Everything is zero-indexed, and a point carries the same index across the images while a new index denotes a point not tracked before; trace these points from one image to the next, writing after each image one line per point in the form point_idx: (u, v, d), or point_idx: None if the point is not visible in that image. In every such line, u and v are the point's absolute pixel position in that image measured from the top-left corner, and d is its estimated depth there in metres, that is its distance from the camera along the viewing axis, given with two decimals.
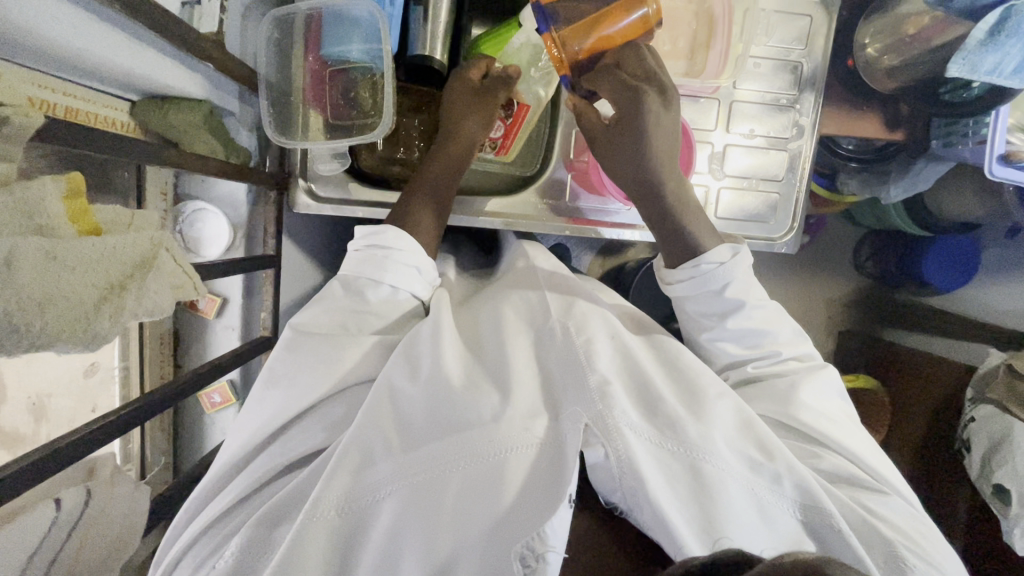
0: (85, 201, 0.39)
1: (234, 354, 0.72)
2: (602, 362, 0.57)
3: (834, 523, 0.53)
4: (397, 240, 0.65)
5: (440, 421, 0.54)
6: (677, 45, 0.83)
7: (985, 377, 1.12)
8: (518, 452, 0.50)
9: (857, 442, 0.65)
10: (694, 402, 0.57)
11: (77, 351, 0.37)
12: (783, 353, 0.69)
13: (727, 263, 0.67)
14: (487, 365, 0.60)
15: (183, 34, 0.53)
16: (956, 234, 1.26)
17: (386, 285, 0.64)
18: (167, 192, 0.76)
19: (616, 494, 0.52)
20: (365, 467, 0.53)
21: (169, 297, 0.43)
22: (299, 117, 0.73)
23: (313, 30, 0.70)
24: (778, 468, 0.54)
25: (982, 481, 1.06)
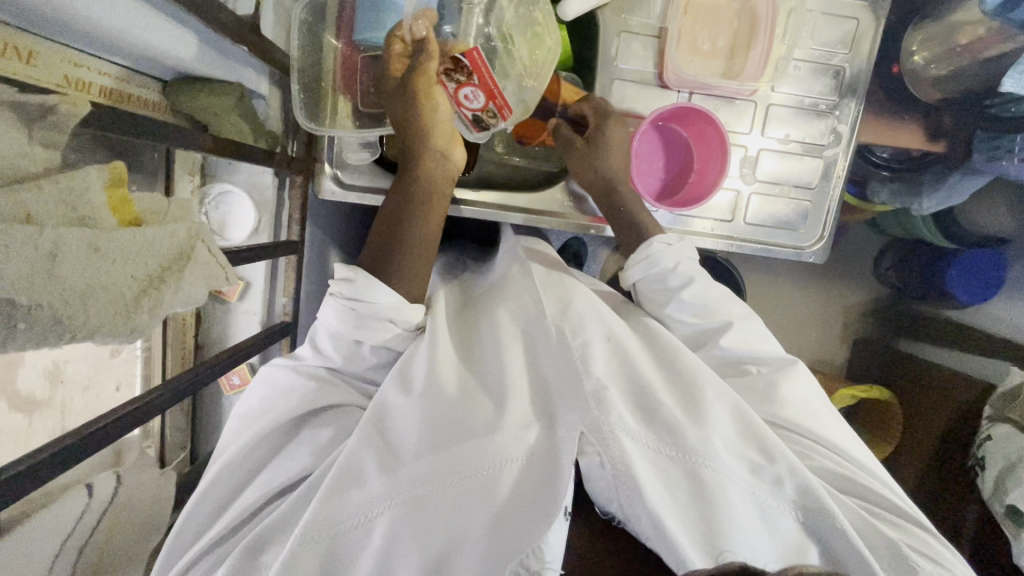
0: (127, 191, 0.39)
1: (257, 339, 0.72)
2: (598, 368, 0.55)
3: (837, 525, 0.52)
4: (370, 291, 0.59)
5: (434, 430, 0.53)
6: (717, 44, 0.82)
7: (1004, 397, 1.11)
8: (511, 464, 0.50)
9: (844, 438, 0.65)
10: (692, 406, 0.56)
11: (116, 343, 0.37)
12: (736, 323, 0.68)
13: (673, 245, 0.71)
14: (482, 374, 0.59)
15: (220, 16, 0.52)
16: (982, 248, 1.22)
17: (359, 342, 0.60)
18: (195, 173, 0.74)
19: (613, 504, 0.51)
20: (353, 486, 0.52)
21: (204, 289, 0.42)
22: (328, 103, 0.72)
23: (346, 16, 0.69)
24: (778, 469, 0.54)
25: (995, 501, 1.04)
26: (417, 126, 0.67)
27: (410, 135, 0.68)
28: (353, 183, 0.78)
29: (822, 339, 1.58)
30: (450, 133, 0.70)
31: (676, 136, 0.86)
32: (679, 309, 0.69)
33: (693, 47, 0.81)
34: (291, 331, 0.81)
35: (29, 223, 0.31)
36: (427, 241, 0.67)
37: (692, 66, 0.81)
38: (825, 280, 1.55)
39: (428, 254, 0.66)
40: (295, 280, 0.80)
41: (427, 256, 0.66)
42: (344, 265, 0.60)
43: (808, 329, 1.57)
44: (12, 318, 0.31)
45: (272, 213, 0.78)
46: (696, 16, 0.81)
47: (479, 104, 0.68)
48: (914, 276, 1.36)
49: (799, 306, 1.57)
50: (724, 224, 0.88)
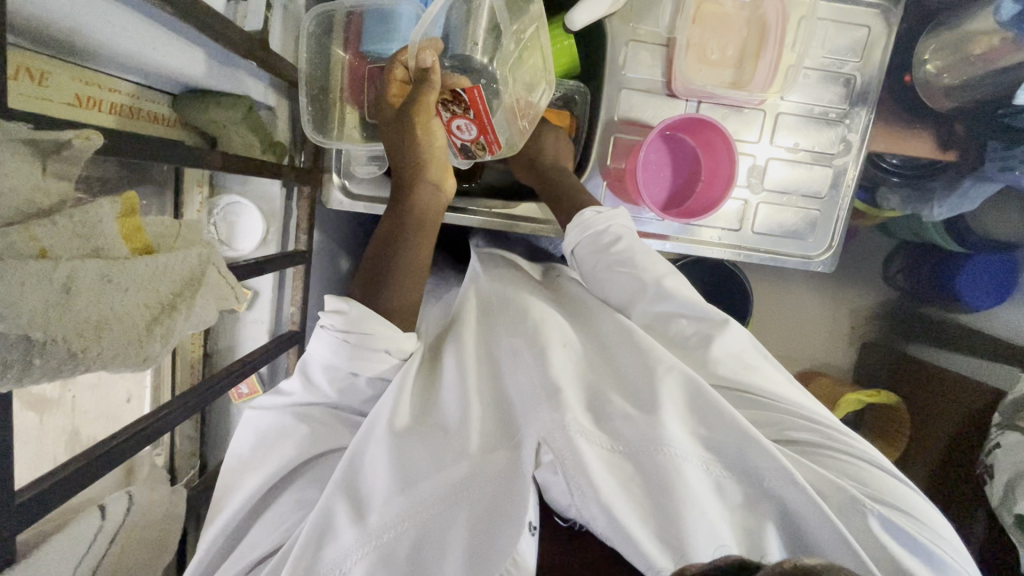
0: (138, 219, 0.39)
1: (264, 350, 0.72)
2: (556, 366, 0.58)
3: (800, 486, 0.52)
4: (366, 322, 0.60)
5: (399, 462, 0.53)
6: (726, 54, 0.82)
7: (1015, 405, 1.10)
8: (475, 481, 0.52)
9: (799, 398, 0.65)
10: (643, 399, 0.56)
11: (130, 371, 0.38)
12: (664, 284, 0.66)
13: (601, 213, 0.71)
14: (442, 398, 0.61)
15: (229, 34, 0.53)
16: (993, 254, 1.21)
17: (355, 373, 0.60)
18: (205, 185, 0.74)
19: (572, 509, 0.52)
20: (327, 541, 0.51)
21: (213, 312, 0.43)
22: (336, 113, 0.73)
23: (354, 28, 0.70)
24: (731, 441, 0.54)
25: (1003, 510, 1.04)
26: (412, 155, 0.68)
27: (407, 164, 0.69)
28: (360, 194, 0.78)
29: (830, 344, 1.57)
30: (443, 167, 0.71)
31: (681, 141, 0.85)
32: (608, 271, 0.69)
33: (701, 56, 0.81)
34: (299, 340, 0.82)
35: (45, 257, 0.32)
36: (416, 268, 0.68)
37: (700, 75, 0.81)
38: (833, 284, 1.54)
39: (416, 281, 0.67)
40: (303, 290, 0.80)
41: (417, 283, 0.67)
42: (336, 297, 0.61)
43: (815, 335, 1.57)
44: (30, 352, 0.32)
45: (280, 223, 0.78)
46: (705, 25, 0.80)
47: (470, 136, 0.69)
48: (923, 281, 1.37)
49: (807, 311, 1.56)
50: (731, 233, 0.88)
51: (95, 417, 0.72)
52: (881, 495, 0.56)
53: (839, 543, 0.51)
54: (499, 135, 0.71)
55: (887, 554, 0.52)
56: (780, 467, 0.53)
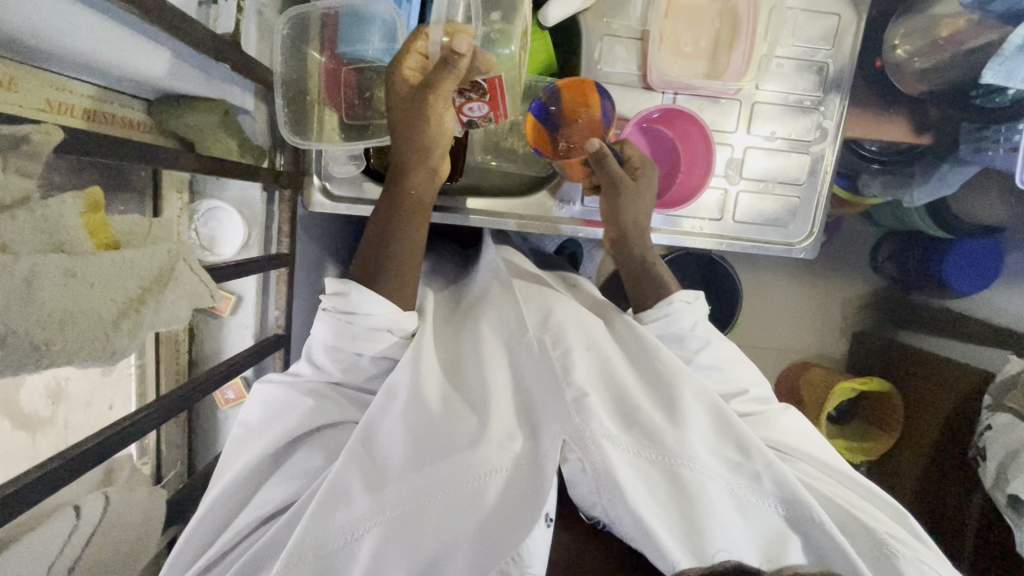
0: (103, 214, 0.40)
1: (248, 354, 0.72)
2: (578, 374, 0.60)
3: (816, 515, 0.57)
4: (364, 304, 0.61)
5: (419, 444, 0.57)
6: (699, 45, 0.82)
7: (1003, 386, 1.12)
8: (495, 473, 0.55)
9: (827, 452, 0.71)
10: (671, 409, 0.61)
11: (97, 366, 0.38)
12: (750, 391, 0.73)
13: (691, 305, 0.73)
14: (462, 387, 0.64)
15: (200, 36, 0.53)
16: (979, 237, 1.22)
17: (353, 352, 0.63)
18: (183, 190, 0.75)
19: (597, 508, 0.57)
20: (340, 505, 0.55)
21: (186, 308, 0.44)
22: (314, 115, 0.74)
23: (329, 29, 0.71)
24: (755, 465, 0.59)
25: (997, 491, 1.05)
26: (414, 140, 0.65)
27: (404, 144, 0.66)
28: (341, 195, 0.78)
29: (821, 333, 1.58)
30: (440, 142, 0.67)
31: (659, 133, 0.85)
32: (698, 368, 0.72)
33: (674, 48, 0.82)
34: (285, 343, 0.81)
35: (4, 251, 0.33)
36: (411, 252, 0.67)
37: (675, 67, 0.82)
38: (821, 273, 1.56)
39: (416, 256, 0.67)
40: (287, 293, 0.81)
41: (410, 265, 0.67)
42: (338, 281, 0.63)
43: (806, 324, 1.58)
44: None
45: (262, 227, 0.78)
46: (676, 17, 0.81)
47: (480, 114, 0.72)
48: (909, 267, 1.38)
49: (797, 301, 1.57)
50: (713, 222, 0.89)
51: (79, 426, 0.72)
52: (900, 533, 0.62)
53: (846, 556, 0.56)
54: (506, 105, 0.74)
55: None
56: (797, 488, 0.58)
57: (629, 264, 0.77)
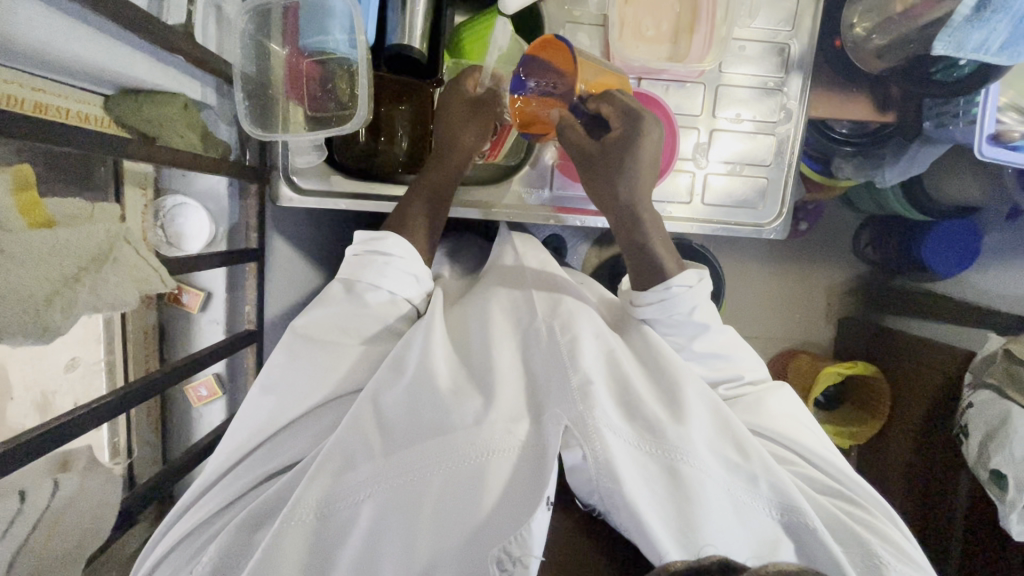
0: (32, 193, 0.50)
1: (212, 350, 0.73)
2: (585, 361, 0.64)
3: (808, 521, 0.58)
4: (399, 247, 0.73)
5: (421, 423, 0.61)
6: (660, 28, 0.82)
7: (982, 363, 1.13)
8: (495, 453, 0.57)
9: (828, 448, 0.71)
10: (673, 402, 0.63)
11: (32, 340, 0.47)
12: (745, 376, 0.75)
13: (694, 288, 0.70)
14: (472, 370, 0.68)
15: (149, 27, 0.53)
16: (955, 218, 1.23)
17: (385, 290, 0.71)
18: (147, 186, 0.75)
19: (593, 496, 0.57)
20: (347, 470, 0.60)
21: (127, 288, 0.53)
22: (278, 109, 0.74)
23: (290, 21, 0.72)
24: (753, 467, 0.60)
25: (980, 467, 1.06)
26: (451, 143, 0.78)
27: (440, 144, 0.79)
28: (308, 187, 0.79)
29: (805, 319, 1.59)
30: (482, 132, 0.78)
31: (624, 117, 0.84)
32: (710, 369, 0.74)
33: (637, 33, 0.82)
34: (257, 339, 0.81)
35: None
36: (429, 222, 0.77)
37: (637, 52, 0.82)
38: (802, 259, 1.56)
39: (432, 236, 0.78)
40: (258, 287, 0.81)
41: (428, 241, 0.78)
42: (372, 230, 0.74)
43: (789, 311, 1.58)
44: None
45: (228, 222, 0.79)
46: (636, 4, 0.81)
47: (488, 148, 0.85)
48: (890, 252, 1.39)
49: (779, 287, 1.57)
50: (683, 206, 0.89)
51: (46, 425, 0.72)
52: (893, 544, 0.63)
53: (835, 558, 0.58)
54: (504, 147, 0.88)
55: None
56: (792, 489, 0.59)
57: (627, 238, 0.73)
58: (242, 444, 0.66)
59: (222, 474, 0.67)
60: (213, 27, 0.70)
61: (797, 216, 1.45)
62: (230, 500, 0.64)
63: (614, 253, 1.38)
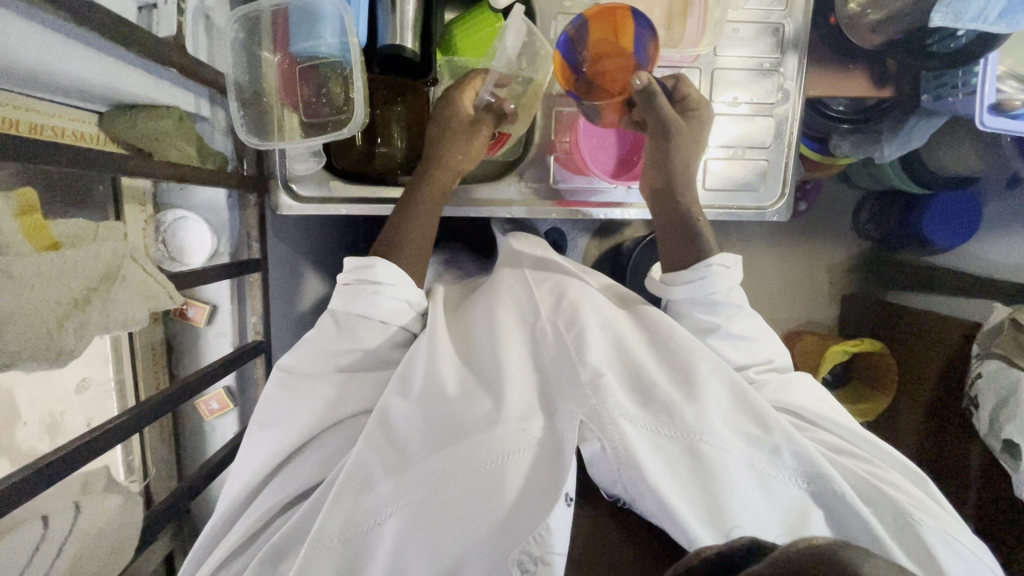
0: (37, 216, 0.50)
1: (219, 366, 0.72)
2: (592, 353, 0.64)
3: (836, 487, 0.59)
4: (389, 275, 0.69)
5: (436, 428, 0.62)
6: (653, 15, 0.82)
7: (990, 334, 1.13)
8: (511, 454, 0.57)
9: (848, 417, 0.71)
10: (687, 384, 0.63)
11: (46, 367, 0.47)
12: (775, 361, 0.74)
13: (731, 270, 0.72)
14: (479, 372, 0.67)
15: (139, 41, 0.53)
16: (955, 190, 1.24)
17: (376, 320, 0.69)
18: (145, 203, 0.74)
19: (617, 486, 0.58)
20: (364, 491, 0.60)
21: (136, 307, 0.54)
22: (273, 116, 0.74)
23: (280, 27, 0.72)
24: (776, 439, 0.60)
25: (992, 437, 1.07)
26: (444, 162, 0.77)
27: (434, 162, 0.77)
28: (308, 194, 0.78)
29: (810, 299, 1.58)
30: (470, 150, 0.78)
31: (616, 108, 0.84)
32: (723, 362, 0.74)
33: None
34: (264, 350, 0.81)
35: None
36: (421, 241, 0.75)
37: None
38: (805, 239, 1.56)
39: (419, 260, 0.74)
40: (263, 298, 0.80)
41: (419, 262, 0.74)
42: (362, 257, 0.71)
43: (794, 291, 1.58)
44: None
45: (230, 234, 0.78)
46: None
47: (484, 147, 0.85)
48: (890, 227, 1.38)
49: (782, 269, 1.57)
50: None
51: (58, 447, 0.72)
52: (925, 504, 0.63)
53: (867, 523, 0.58)
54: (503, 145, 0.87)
55: (925, 547, 0.58)
56: (816, 458, 0.60)
57: (665, 208, 0.78)
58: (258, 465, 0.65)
59: (240, 498, 0.67)
60: (201, 37, 0.69)
61: (797, 197, 1.44)
62: (254, 531, 0.64)
63: (616, 244, 1.38)
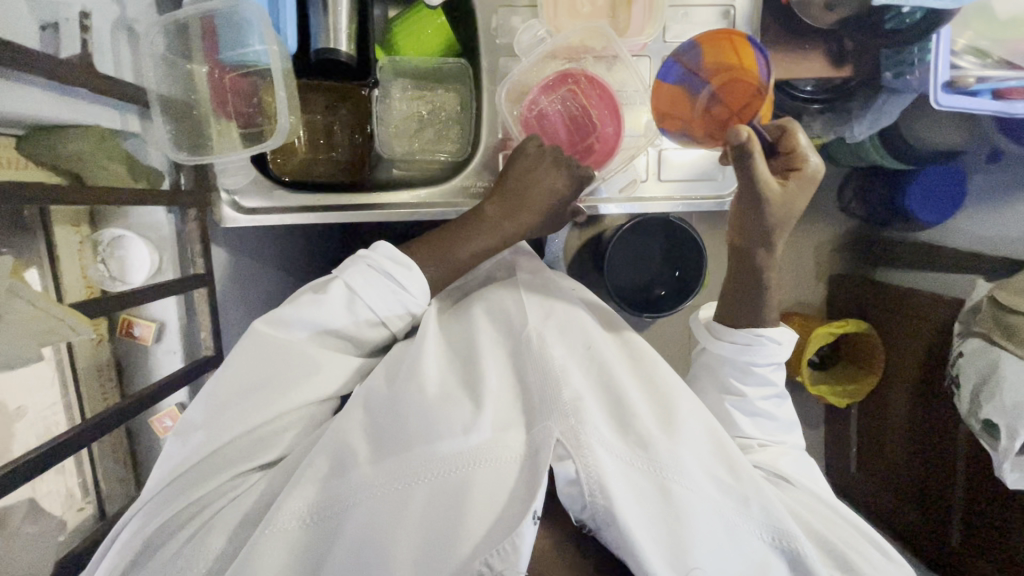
0: None
1: (161, 384, 0.72)
2: (574, 378, 0.65)
3: (798, 546, 0.60)
4: (418, 287, 0.71)
5: (402, 433, 0.61)
6: (597, 3, 0.78)
7: (971, 313, 1.11)
8: (480, 465, 0.58)
9: (820, 486, 0.74)
10: (666, 420, 0.65)
11: None
12: (782, 438, 0.77)
13: (780, 345, 0.71)
14: (461, 377, 0.68)
15: (37, 64, 0.51)
16: (939, 164, 1.20)
17: (378, 319, 0.70)
18: (80, 222, 0.72)
19: (585, 512, 0.57)
20: (336, 476, 0.61)
21: (26, 343, 0.54)
22: (206, 128, 0.72)
23: (208, 33, 0.70)
24: (743, 487, 0.62)
25: (972, 417, 1.05)
26: (524, 193, 0.76)
27: (513, 189, 0.76)
28: (253, 205, 0.77)
29: (797, 281, 1.54)
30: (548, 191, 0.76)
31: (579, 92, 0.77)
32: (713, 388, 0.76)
33: (573, 11, 0.78)
34: (215, 365, 0.80)
35: None
36: (467, 261, 0.76)
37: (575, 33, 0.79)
38: None
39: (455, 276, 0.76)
40: (211, 313, 0.79)
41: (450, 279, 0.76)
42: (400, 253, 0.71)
43: (784, 276, 1.54)
44: None
45: (173, 250, 0.77)
46: None
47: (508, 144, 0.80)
48: (875, 204, 1.34)
49: None
50: (640, 185, 0.84)
51: None
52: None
53: None
54: (459, 144, 0.84)
55: None
56: (782, 514, 0.61)
57: (742, 271, 0.70)
58: (210, 444, 0.63)
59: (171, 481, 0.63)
60: (116, 48, 0.66)
61: None
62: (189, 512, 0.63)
63: (596, 234, 1.32)
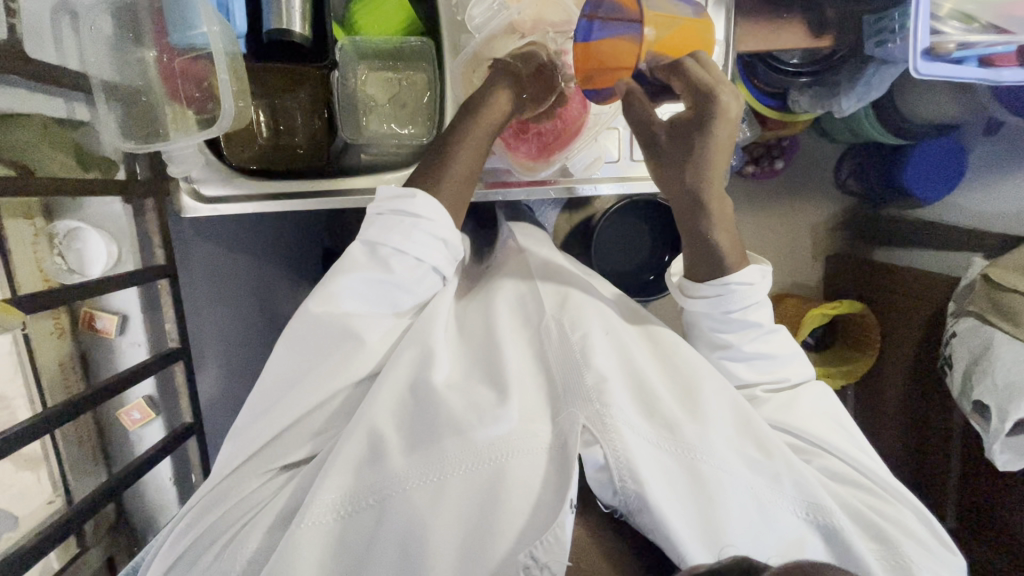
0: None
1: (121, 377, 0.72)
2: (597, 359, 0.63)
3: (834, 523, 0.59)
4: (431, 209, 0.61)
5: (426, 420, 0.59)
6: None
7: (965, 291, 1.07)
8: (515, 454, 0.56)
9: (857, 451, 0.71)
10: (689, 401, 0.63)
11: None
12: (789, 378, 0.73)
13: (756, 285, 0.65)
14: (481, 365, 0.66)
15: None
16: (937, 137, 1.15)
17: (410, 255, 0.61)
18: (34, 215, 0.71)
19: (617, 499, 0.55)
20: (371, 463, 0.57)
21: None
22: (157, 115, 0.70)
23: (157, 18, 0.68)
24: (775, 465, 0.60)
25: (964, 397, 1.01)
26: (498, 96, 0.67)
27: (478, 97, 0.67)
28: (212, 193, 0.75)
29: (793, 261, 1.50)
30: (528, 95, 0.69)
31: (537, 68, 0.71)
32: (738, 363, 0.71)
33: None
34: (181, 357, 0.79)
35: None
36: (465, 171, 0.65)
37: None
38: (785, 200, 1.47)
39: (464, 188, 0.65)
40: (175, 304, 0.79)
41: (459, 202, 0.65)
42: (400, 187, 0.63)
43: (781, 257, 1.49)
44: None
45: (132, 242, 0.76)
46: None
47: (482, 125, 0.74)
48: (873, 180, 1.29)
49: (768, 232, 1.48)
50: (611, 165, 0.80)
51: None
52: (919, 541, 0.64)
53: (859, 558, 0.58)
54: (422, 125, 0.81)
55: None
56: (815, 487, 0.60)
57: (688, 224, 0.64)
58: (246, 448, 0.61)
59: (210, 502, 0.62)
60: (53, 34, 0.65)
61: (772, 154, 1.31)
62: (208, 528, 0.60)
63: (587, 217, 1.28)
